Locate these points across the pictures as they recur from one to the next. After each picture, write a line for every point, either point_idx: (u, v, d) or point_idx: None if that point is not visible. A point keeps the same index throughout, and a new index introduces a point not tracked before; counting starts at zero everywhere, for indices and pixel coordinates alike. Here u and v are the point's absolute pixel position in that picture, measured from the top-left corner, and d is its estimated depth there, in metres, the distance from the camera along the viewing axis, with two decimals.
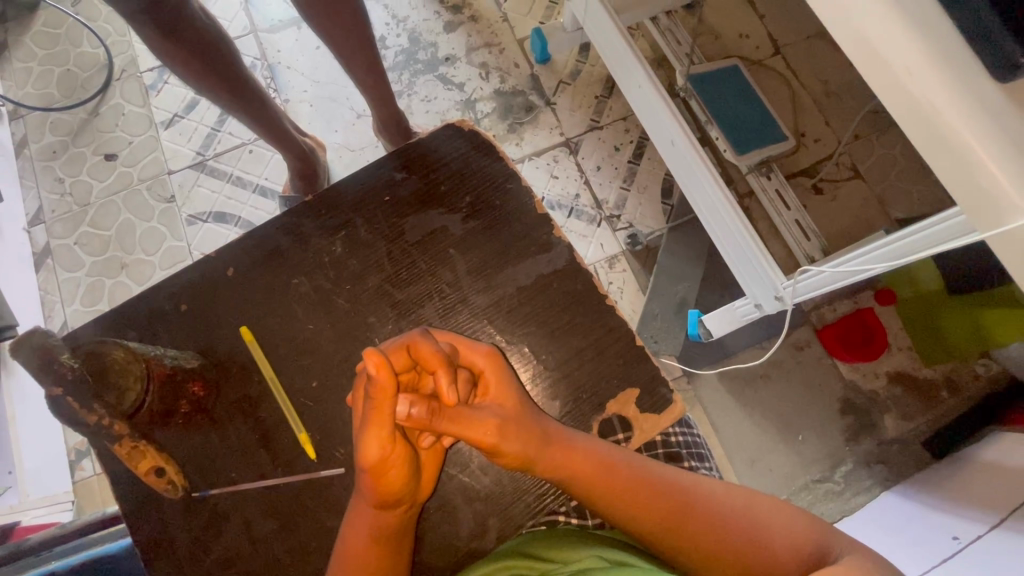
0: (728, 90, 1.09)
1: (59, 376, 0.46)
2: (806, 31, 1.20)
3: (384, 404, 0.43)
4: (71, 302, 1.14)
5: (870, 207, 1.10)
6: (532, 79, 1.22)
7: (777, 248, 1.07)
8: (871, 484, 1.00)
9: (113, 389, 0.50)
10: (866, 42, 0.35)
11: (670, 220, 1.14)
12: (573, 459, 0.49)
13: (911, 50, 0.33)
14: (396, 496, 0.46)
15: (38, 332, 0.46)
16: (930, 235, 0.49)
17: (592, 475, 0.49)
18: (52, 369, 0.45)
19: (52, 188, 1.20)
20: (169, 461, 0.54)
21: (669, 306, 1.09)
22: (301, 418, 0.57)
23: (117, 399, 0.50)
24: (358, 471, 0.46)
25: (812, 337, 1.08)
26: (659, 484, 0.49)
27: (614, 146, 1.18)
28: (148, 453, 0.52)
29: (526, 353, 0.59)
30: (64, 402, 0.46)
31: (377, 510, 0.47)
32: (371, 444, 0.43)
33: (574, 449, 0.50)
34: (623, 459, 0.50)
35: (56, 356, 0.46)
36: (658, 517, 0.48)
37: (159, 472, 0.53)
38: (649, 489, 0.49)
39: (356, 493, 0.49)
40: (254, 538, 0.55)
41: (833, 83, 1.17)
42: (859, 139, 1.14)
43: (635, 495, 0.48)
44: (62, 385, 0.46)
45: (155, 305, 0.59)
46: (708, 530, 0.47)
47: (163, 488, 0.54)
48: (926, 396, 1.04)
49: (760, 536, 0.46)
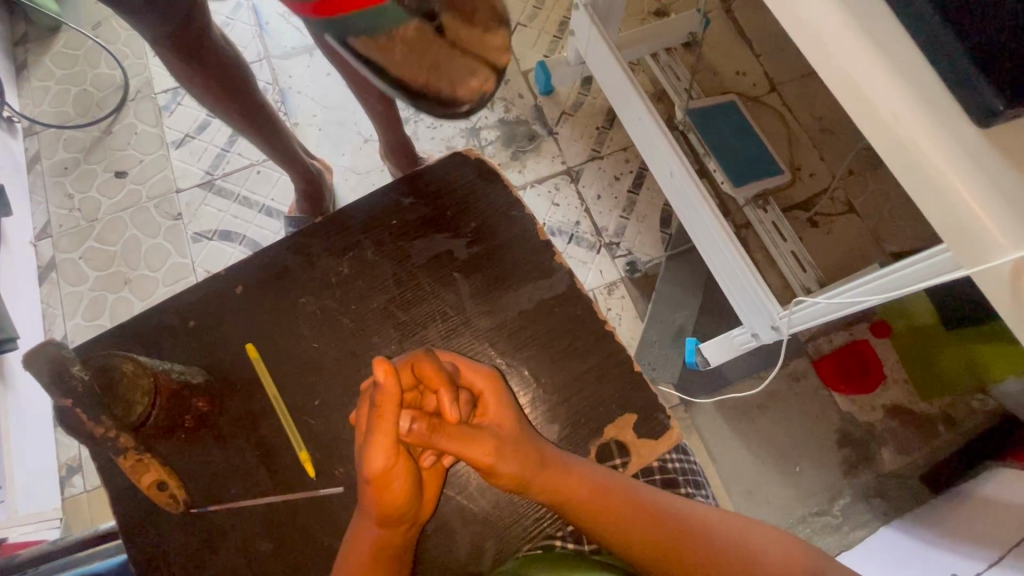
0: (726, 127, 1.13)
1: (68, 388, 0.47)
2: (801, 70, 1.24)
3: (384, 416, 0.44)
4: (73, 316, 1.15)
5: (864, 241, 1.13)
6: (535, 110, 1.26)
7: (774, 278, 1.09)
8: (868, 518, 1.00)
9: (122, 401, 0.50)
10: (855, 87, 0.37)
11: (668, 248, 1.16)
12: (570, 482, 0.49)
13: (896, 97, 0.35)
14: (398, 513, 0.47)
15: (51, 344, 0.48)
16: (921, 269, 0.50)
17: (589, 499, 0.49)
18: (62, 382, 0.47)
19: (61, 204, 1.22)
20: (172, 474, 0.55)
21: (667, 334, 1.10)
22: (302, 436, 0.57)
23: (124, 412, 0.50)
24: (363, 484, 0.47)
25: (809, 368, 1.08)
26: (656, 505, 0.50)
27: (615, 175, 1.21)
28: (152, 466, 0.53)
29: (525, 376, 0.59)
30: (73, 413, 0.48)
31: (379, 527, 0.48)
32: (375, 456, 0.44)
33: (571, 472, 0.50)
34: (621, 484, 0.51)
35: (68, 367, 0.47)
36: (655, 545, 0.48)
37: (161, 486, 0.54)
38: (646, 516, 0.49)
39: (360, 509, 0.49)
40: (250, 558, 0.54)
41: (828, 120, 1.21)
42: (853, 174, 1.17)
43: (631, 522, 0.49)
44: (72, 397, 0.47)
45: (162, 320, 0.60)
46: (705, 561, 0.47)
47: (164, 502, 0.54)
48: (923, 430, 1.04)
49: (756, 557, 0.47)
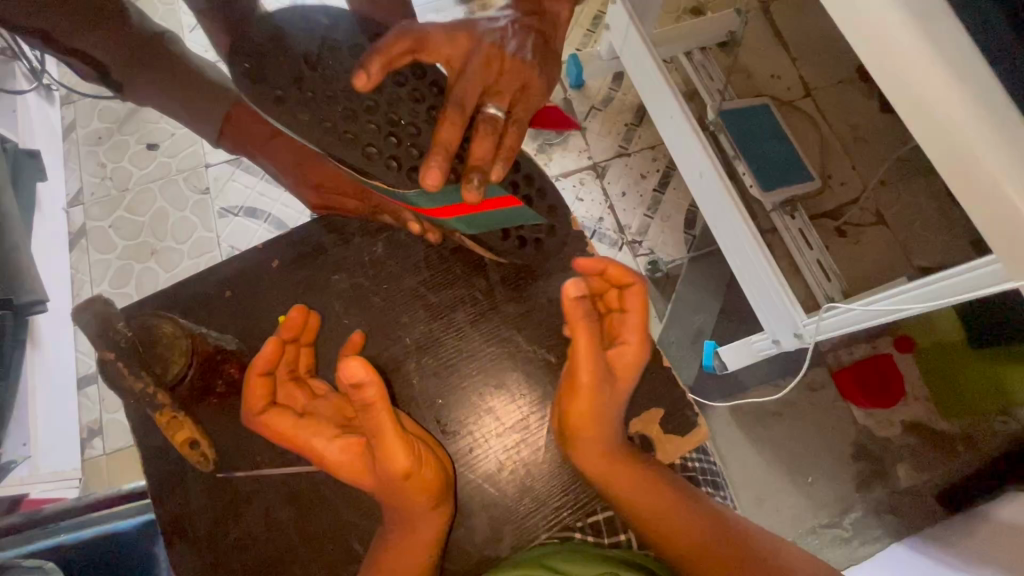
0: (759, 129, 1.11)
1: (111, 342, 0.53)
2: (838, 76, 1.22)
3: (380, 416, 0.49)
4: (100, 283, 1.17)
5: (893, 254, 1.11)
6: (564, 103, 1.25)
7: (798, 286, 1.07)
8: (880, 533, 0.99)
9: (159, 360, 0.54)
10: (910, 90, 0.36)
11: (691, 250, 1.14)
12: (629, 475, 0.51)
13: (945, 86, 0.34)
14: (440, 487, 0.51)
15: (100, 301, 0.54)
16: (973, 278, 0.49)
17: (641, 494, 0.51)
18: (107, 335, 0.53)
19: (93, 172, 1.24)
20: (205, 435, 0.56)
21: (685, 335, 1.09)
22: None
23: (162, 370, 0.55)
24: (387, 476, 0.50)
25: (828, 379, 1.07)
26: (711, 517, 0.52)
27: (641, 173, 1.20)
28: (185, 425, 0.55)
29: (551, 364, 0.59)
30: (116, 364, 0.53)
31: (434, 511, 0.51)
32: (389, 443, 0.48)
33: (643, 461, 0.53)
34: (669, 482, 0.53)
35: (112, 324, 0.54)
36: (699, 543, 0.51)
37: (193, 445, 0.55)
38: (692, 516, 0.52)
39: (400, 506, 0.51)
40: (272, 525, 0.55)
41: (862, 128, 1.18)
42: (885, 185, 1.15)
43: (678, 522, 0.51)
44: (115, 351, 0.53)
45: (194, 289, 0.61)
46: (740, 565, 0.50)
47: (196, 460, 0.56)
48: (942, 448, 1.02)
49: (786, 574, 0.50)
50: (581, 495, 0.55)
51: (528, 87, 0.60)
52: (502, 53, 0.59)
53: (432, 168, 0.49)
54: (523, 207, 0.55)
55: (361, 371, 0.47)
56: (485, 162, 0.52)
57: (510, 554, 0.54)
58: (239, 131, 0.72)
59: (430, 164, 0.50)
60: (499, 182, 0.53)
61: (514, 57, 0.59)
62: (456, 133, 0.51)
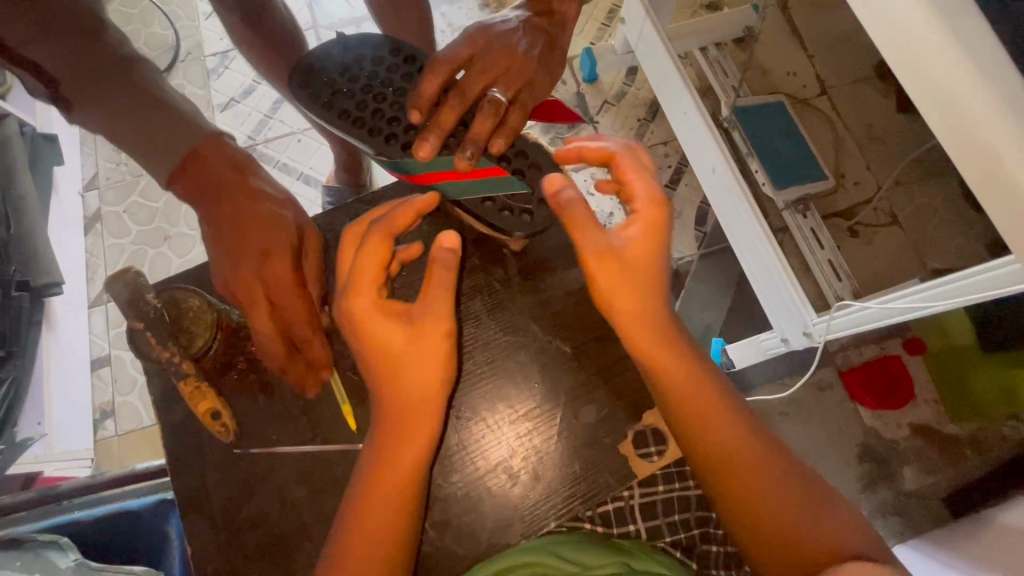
0: (774, 127, 1.10)
1: (141, 312, 0.52)
2: (855, 74, 1.20)
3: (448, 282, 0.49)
4: (115, 266, 1.18)
5: (905, 255, 1.10)
6: (577, 97, 1.24)
7: (808, 285, 1.07)
8: (885, 534, 0.99)
9: (186, 332, 0.55)
10: (930, 84, 0.33)
11: (701, 246, 1.14)
12: (678, 376, 0.51)
13: (964, 83, 0.31)
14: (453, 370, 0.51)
15: (132, 272, 0.53)
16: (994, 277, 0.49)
17: (689, 408, 0.51)
18: (137, 306, 0.52)
19: (108, 157, 1.25)
20: (226, 407, 0.56)
21: (694, 332, 1.09)
22: (346, 390, 0.59)
23: (188, 342, 0.55)
24: (424, 333, 0.48)
25: (835, 379, 1.07)
26: (764, 450, 0.51)
27: (653, 169, 1.20)
28: (207, 395, 0.55)
29: (564, 353, 0.59)
30: (144, 335, 0.52)
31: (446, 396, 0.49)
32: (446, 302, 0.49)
33: (698, 369, 0.52)
34: (722, 404, 0.52)
35: (143, 295, 0.53)
36: (744, 480, 0.50)
37: (215, 415, 0.55)
38: (741, 442, 0.51)
39: (417, 376, 0.47)
40: (285, 505, 0.56)
41: (878, 127, 1.17)
42: (900, 185, 1.14)
43: (722, 449, 0.50)
44: (144, 321, 0.53)
45: (214, 273, 0.62)
46: (785, 513, 0.49)
47: (217, 431, 0.56)
48: (950, 452, 1.02)
49: (827, 526, 0.49)
50: (592, 485, 0.56)
51: (533, 83, 0.65)
52: (515, 53, 0.65)
53: (425, 144, 0.55)
54: (511, 177, 0.56)
55: (452, 239, 0.50)
56: (484, 135, 0.55)
57: (520, 541, 0.54)
58: (199, 175, 0.56)
59: (425, 139, 0.55)
60: (492, 154, 0.56)
61: (523, 55, 0.65)
62: (453, 118, 0.56)
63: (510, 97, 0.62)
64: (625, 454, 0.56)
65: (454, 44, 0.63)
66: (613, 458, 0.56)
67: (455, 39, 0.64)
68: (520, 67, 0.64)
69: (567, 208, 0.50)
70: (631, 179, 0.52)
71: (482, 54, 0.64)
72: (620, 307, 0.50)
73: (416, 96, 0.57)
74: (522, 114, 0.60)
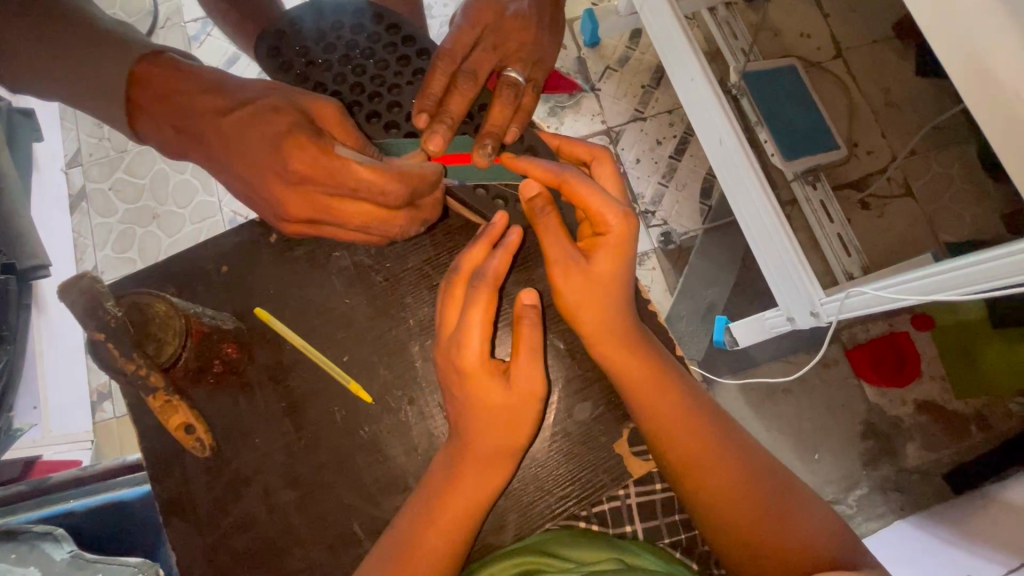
0: (786, 92, 1.04)
1: (102, 323, 0.48)
2: (873, 35, 1.13)
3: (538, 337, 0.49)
4: (103, 247, 1.15)
5: (918, 227, 1.06)
6: (578, 63, 1.18)
7: (815, 261, 1.04)
8: (884, 511, 0.98)
9: (153, 340, 0.52)
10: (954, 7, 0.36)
11: (706, 221, 1.10)
12: (663, 394, 0.50)
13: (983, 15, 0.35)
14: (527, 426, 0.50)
15: (87, 277, 0.48)
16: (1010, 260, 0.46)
17: (669, 418, 0.50)
18: (97, 317, 0.48)
19: (90, 132, 1.20)
20: (199, 419, 0.54)
21: (697, 310, 1.06)
22: (347, 370, 0.57)
23: (156, 351, 0.52)
24: (503, 398, 0.49)
25: (841, 357, 1.04)
26: (740, 453, 0.50)
27: (657, 139, 1.14)
28: (179, 409, 0.53)
29: (561, 349, 0.57)
30: (105, 346, 0.48)
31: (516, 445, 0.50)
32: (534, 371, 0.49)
33: (673, 377, 0.51)
34: (699, 410, 0.51)
35: (102, 302, 0.48)
36: (717, 483, 0.49)
37: (188, 429, 0.54)
38: (717, 447, 0.50)
39: (491, 440, 0.49)
40: (273, 504, 0.55)
41: (895, 93, 1.11)
42: (915, 154, 1.09)
43: (699, 458, 0.49)
44: (105, 331, 0.48)
45: (196, 263, 0.59)
46: (759, 516, 0.48)
47: (192, 446, 0.54)
48: (955, 429, 1.00)
49: (801, 525, 0.48)
50: (588, 485, 0.54)
51: (542, 60, 0.61)
52: (527, 25, 0.60)
53: (434, 134, 0.52)
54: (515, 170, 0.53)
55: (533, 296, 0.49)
56: (501, 126, 0.53)
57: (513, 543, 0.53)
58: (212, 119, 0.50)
59: (433, 129, 0.52)
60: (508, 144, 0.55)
61: (537, 30, 0.61)
62: (464, 102, 0.53)
63: (519, 75, 0.58)
64: (622, 455, 0.54)
65: (461, 19, 0.59)
66: (610, 457, 0.55)
67: (463, 10, 0.60)
68: (529, 44, 0.60)
69: (535, 222, 0.49)
70: (591, 200, 0.48)
71: (494, 26, 0.59)
72: (585, 323, 0.50)
73: (424, 86, 0.53)
74: (537, 95, 0.58)
